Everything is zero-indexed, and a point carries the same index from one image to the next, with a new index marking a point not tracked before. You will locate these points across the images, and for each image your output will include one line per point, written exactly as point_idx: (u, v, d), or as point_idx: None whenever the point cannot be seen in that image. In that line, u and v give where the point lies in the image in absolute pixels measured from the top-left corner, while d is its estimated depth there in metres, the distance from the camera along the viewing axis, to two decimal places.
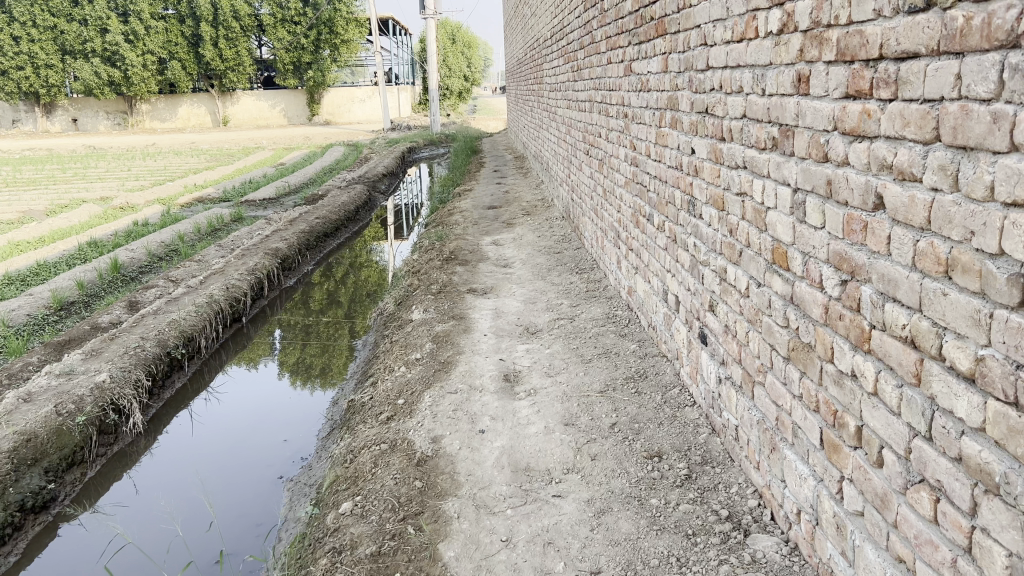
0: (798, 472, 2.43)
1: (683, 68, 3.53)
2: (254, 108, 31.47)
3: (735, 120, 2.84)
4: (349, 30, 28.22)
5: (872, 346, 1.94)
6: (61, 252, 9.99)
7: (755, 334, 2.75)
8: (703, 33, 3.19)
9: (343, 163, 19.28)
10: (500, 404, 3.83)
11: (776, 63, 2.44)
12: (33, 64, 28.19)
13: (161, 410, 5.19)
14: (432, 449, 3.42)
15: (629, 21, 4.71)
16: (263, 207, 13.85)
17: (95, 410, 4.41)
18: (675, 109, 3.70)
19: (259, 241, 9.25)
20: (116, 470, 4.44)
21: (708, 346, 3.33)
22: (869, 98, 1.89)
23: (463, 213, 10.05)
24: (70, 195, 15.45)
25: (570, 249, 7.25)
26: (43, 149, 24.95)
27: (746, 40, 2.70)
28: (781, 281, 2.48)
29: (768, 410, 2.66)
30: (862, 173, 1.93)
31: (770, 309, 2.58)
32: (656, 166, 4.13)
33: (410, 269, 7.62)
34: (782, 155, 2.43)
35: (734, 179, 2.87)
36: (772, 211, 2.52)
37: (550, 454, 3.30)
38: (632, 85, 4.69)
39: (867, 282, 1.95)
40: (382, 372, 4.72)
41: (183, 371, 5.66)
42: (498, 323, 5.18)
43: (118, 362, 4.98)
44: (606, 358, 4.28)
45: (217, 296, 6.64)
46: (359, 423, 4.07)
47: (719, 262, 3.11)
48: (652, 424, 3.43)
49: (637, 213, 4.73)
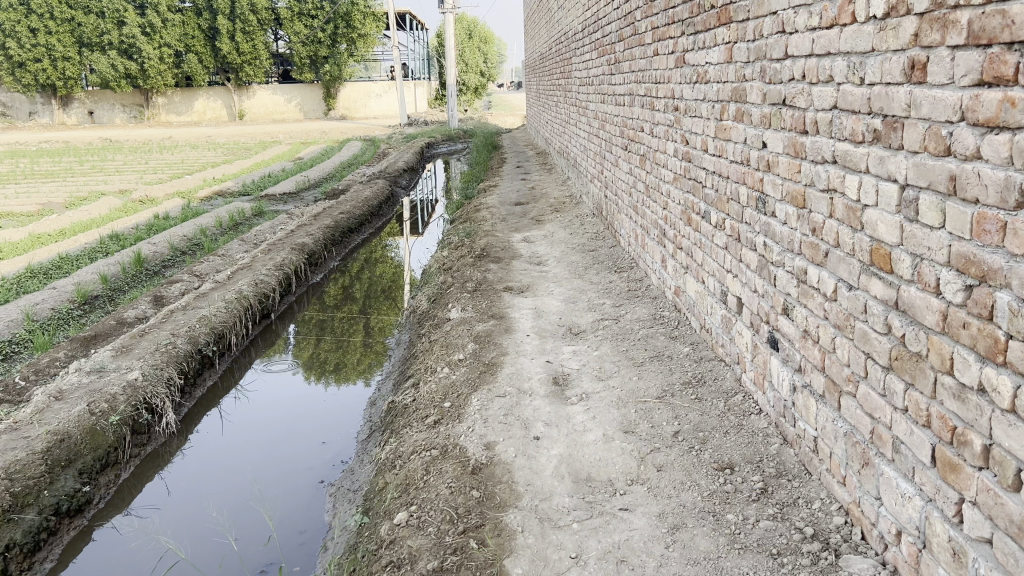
0: (899, 491, 2.25)
1: (753, 57, 3.35)
2: (270, 103, 31.39)
3: (823, 112, 2.66)
4: (366, 24, 28.07)
5: (1008, 359, 1.76)
6: (83, 245, 9.88)
7: (845, 341, 2.57)
8: (780, 20, 3.01)
9: (362, 158, 19.15)
10: (552, 408, 3.67)
11: (880, 49, 2.26)
12: (50, 57, 28.16)
13: (193, 408, 5.05)
14: (486, 456, 3.26)
15: (682, 10, 4.53)
16: (283, 201, 13.73)
17: (128, 409, 4.28)
18: (741, 101, 3.53)
19: (285, 236, 9.12)
20: (149, 471, 4.32)
21: (781, 351, 3.16)
22: (1012, 86, 1.71)
23: (491, 208, 9.88)
24: (90, 188, 15.37)
25: (605, 247, 7.07)
26: (60, 142, 24.93)
27: (839, 25, 2.52)
28: (883, 285, 2.31)
29: (861, 423, 2.49)
30: (999, 168, 1.76)
31: (866, 313, 2.41)
32: (715, 162, 3.96)
33: (441, 266, 7.46)
34: (886, 149, 2.25)
35: (821, 175, 2.69)
36: (872, 210, 2.35)
37: (612, 464, 3.14)
38: (685, 77, 4.51)
39: (1002, 288, 1.77)
40: (423, 372, 4.56)
41: (214, 368, 5.53)
42: (540, 323, 5.01)
43: (150, 359, 4.84)
44: (659, 362, 4.11)
45: (246, 291, 6.50)
46: (403, 426, 3.91)
47: (797, 264, 2.94)
48: (718, 433, 3.27)
49: (688, 210, 4.55)
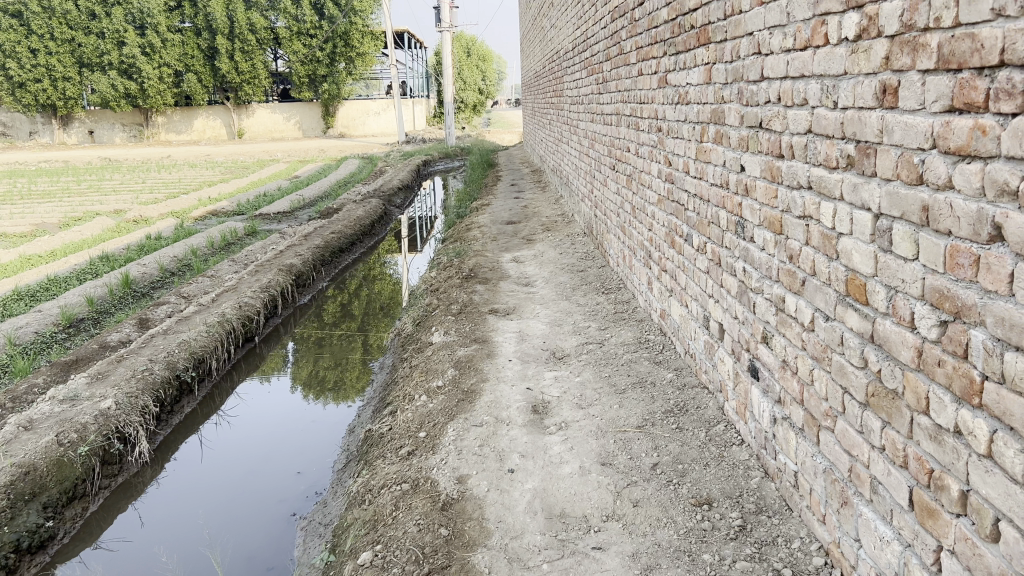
0: (878, 534, 2.14)
1: (730, 78, 3.27)
2: (269, 121, 31.44)
3: (798, 136, 2.57)
4: (364, 43, 28.13)
5: (984, 402, 1.66)
6: (72, 267, 9.80)
7: (823, 374, 2.47)
8: (756, 40, 2.93)
9: (358, 176, 19.10)
10: (530, 439, 3.56)
11: (852, 72, 2.18)
12: (50, 77, 28.21)
13: (170, 436, 4.95)
14: (458, 491, 3.15)
15: (664, 30, 4.46)
16: (277, 220, 13.66)
17: (98, 439, 4.16)
18: (720, 123, 3.44)
19: (274, 257, 9.03)
20: (120, 503, 4.21)
21: (761, 381, 3.06)
22: (983, 112, 1.62)
23: (482, 228, 9.80)
24: (84, 207, 15.31)
25: (594, 268, 6.98)
26: (58, 162, 24.91)
27: (812, 47, 2.44)
28: (858, 317, 2.21)
29: (839, 459, 2.38)
30: (972, 200, 1.67)
31: (843, 346, 2.32)
32: (696, 184, 3.87)
33: (428, 287, 7.36)
34: (860, 176, 2.16)
35: (797, 201, 2.60)
36: (847, 238, 2.25)
37: (587, 499, 3.03)
38: (668, 97, 4.44)
39: (976, 325, 1.67)
40: (402, 400, 4.44)
41: (193, 395, 5.42)
42: (523, 346, 4.91)
43: (125, 386, 4.73)
44: (641, 389, 4.01)
45: (229, 314, 6.40)
46: (377, 458, 3.80)
47: (776, 291, 2.84)
48: (697, 466, 3.16)
49: (672, 232, 4.46)
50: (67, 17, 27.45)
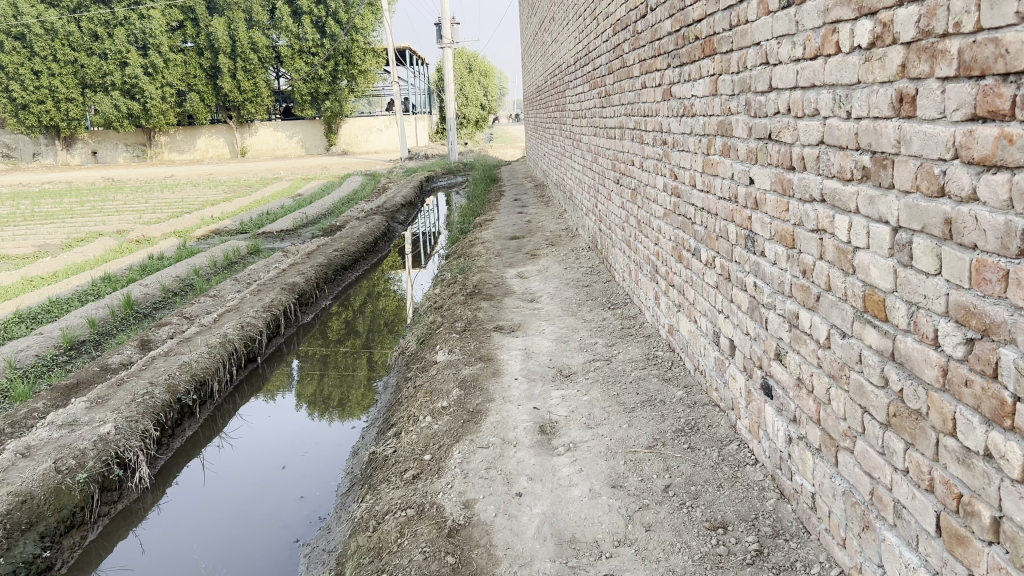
0: (903, 561, 2.05)
1: (737, 90, 3.21)
2: (271, 140, 31.51)
3: (810, 148, 2.50)
4: (366, 60, 28.21)
5: (1016, 424, 1.57)
6: (74, 288, 9.75)
7: (840, 393, 2.39)
8: (763, 50, 2.87)
9: (361, 193, 19.08)
10: (537, 461, 3.48)
11: (866, 80, 2.11)
12: (53, 98, 28.32)
13: (171, 460, 4.87)
14: (465, 517, 3.06)
15: (667, 42, 4.41)
16: (280, 239, 13.63)
17: (97, 465, 4.08)
18: (727, 134, 3.37)
19: (277, 275, 8.97)
20: (119, 530, 4.14)
21: (775, 399, 2.98)
22: (1009, 120, 1.55)
23: (486, 243, 9.74)
24: (87, 228, 15.29)
25: (600, 282, 6.91)
26: (61, 183, 24.94)
27: (823, 56, 2.37)
28: (878, 334, 2.13)
29: (859, 482, 2.30)
30: (999, 212, 1.59)
31: (861, 364, 2.23)
32: (703, 197, 3.80)
33: (433, 304, 7.29)
34: (877, 188, 2.09)
35: (809, 214, 2.53)
36: (864, 252, 2.17)
37: (598, 523, 2.94)
38: (672, 109, 4.38)
39: (1005, 343, 1.60)
40: (406, 421, 4.36)
41: (194, 418, 5.35)
42: (529, 364, 4.83)
43: (125, 410, 4.65)
44: (651, 407, 3.92)
45: (231, 335, 6.33)
46: (381, 481, 3.71)
47: (789, 307, 2.76)
48: (711, 487, 3.08)
49: (679, 246, 4.39)
50: (69, 39, 27.56)
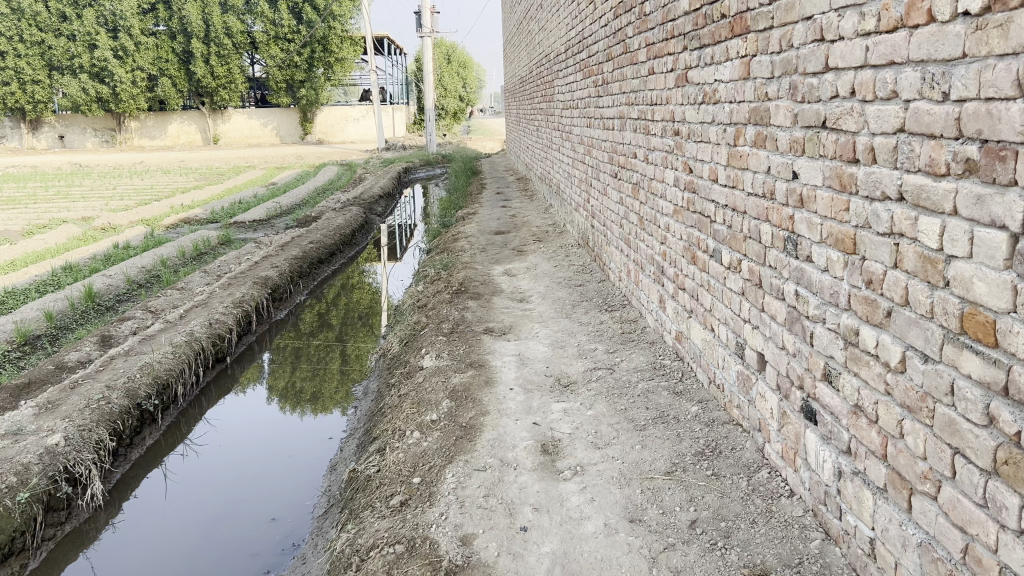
0: None
1: (778, 72, 2.83)
2: (245, 127, 30.78)
3: (883, 137, 2.13)
4: (344, 48, 27.63)
5: None
6: (32, 278, 9.17)
7: (919, 428, 2.02)
8: (817, 26, 2.49)
9: (338, 183, 18.50)
10: (542, 487, 3.08)
11: (976, 54, 1.73)
12: (19, 80, 27.38)
13: (128, 473, 4.42)
14: (463, 557, 2.66)
15: (684, 22, 4.03)
16: (252, 229, 13.10)
17: (43, 483, 3.63)
18: (763, 124, 2.99)
19: (249, 268, 8.47)
20: (68, 553, 3.70)
21: (820, 425, 2.61)
22: None
23: (469, 238, 9.32)
24: (50, 215, 14.60)
25: (593, 282, 6.53)
26: (27, 167, 24.03)
27: (906, 28, 2.00)
28: (980, 362, 1.77)
29: (944, 535, 1.93)
30: None
31: (954, 395, 1.86)
32: (727, 193, 3.43)
33: (415, 303, 6.86)
34: (986, 185, 1.72)
35: (880, 214, 2.16)
36: (964, 263, 1.80)
37: (617, 566, 2.55)
38: (688, 97, 4.00)
39: None
40: (390, 436, 3.93)
41: (156, 424, 4.89)
42: (525, 372, 4.44)
43: (77, 417, 4.18)
44: (664, 426, 3.54)
45: (198, 333, 5.86)
46: (362, 507, 3.28)
47: (845, 322, 2.40)
48: (745, 524, 2.70)
49: (692, 246, 4.02)
50: (36, 19, 26.64)
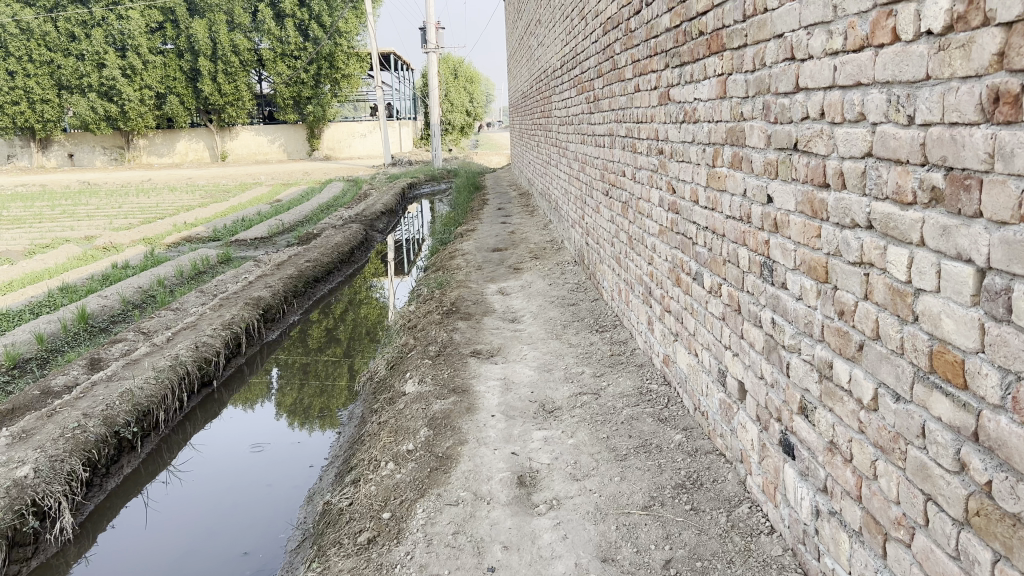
0: None
1: (752, 91, 2.73)
2: (253, 144, 30.86)
3: (851, 160, 2.02)
4: (350, 65, 27.69)
5: None
6: (28, 299, 9.14)
7: (892, 470, 1.90)
8: (787, 44, 2.39)
9: (342, 200, 18.46)
10: (515, 523, 2.97)
11: (938, 76, 1.63)
12: (28, 99, 27.56)
13: (105, 503, 4.34)
14: None
15: (665, 39, 3.93)
16: (253, 247, 13.06)
17: (9, 517, 3.54)
18: (739, 145, 2.89)
19: (242, 288, 8.38)
20: None
21: (798, 460, 2.49)
22: None
23: (467, 255, 9.23)
24: (54, 234, 14.61)
25: (586, 301, 6.41)
26: (36, 186, 24.15)
27: (872, 47, 1.89)
28: (950, 404, 1.65)
29: None
30: None
31: (925, 438, 1.74)
32: (707, 215, 3.32)
33: (405, 323, 6.76)
34: (952, 216, 1.61)
35: (851, 242, 2.04)
36: (932, 297, 1.69)
37: None
38: (670, 115, 3.90)
39: None
40: (366, 466, 3.83)
41: (135, 452, 4.80)
42: (508, 398, 4.32)
43: (49, 448, 4.10)
44: (645, 456, 3.42)
45: (183, 357, 5.77)
46: (331, 544, 3.18)
47: (819, 354, 2.28)
48: (721, 564, 2.58)
49: (677, 268, 3.91)
50: (46, 39, 26.80)
